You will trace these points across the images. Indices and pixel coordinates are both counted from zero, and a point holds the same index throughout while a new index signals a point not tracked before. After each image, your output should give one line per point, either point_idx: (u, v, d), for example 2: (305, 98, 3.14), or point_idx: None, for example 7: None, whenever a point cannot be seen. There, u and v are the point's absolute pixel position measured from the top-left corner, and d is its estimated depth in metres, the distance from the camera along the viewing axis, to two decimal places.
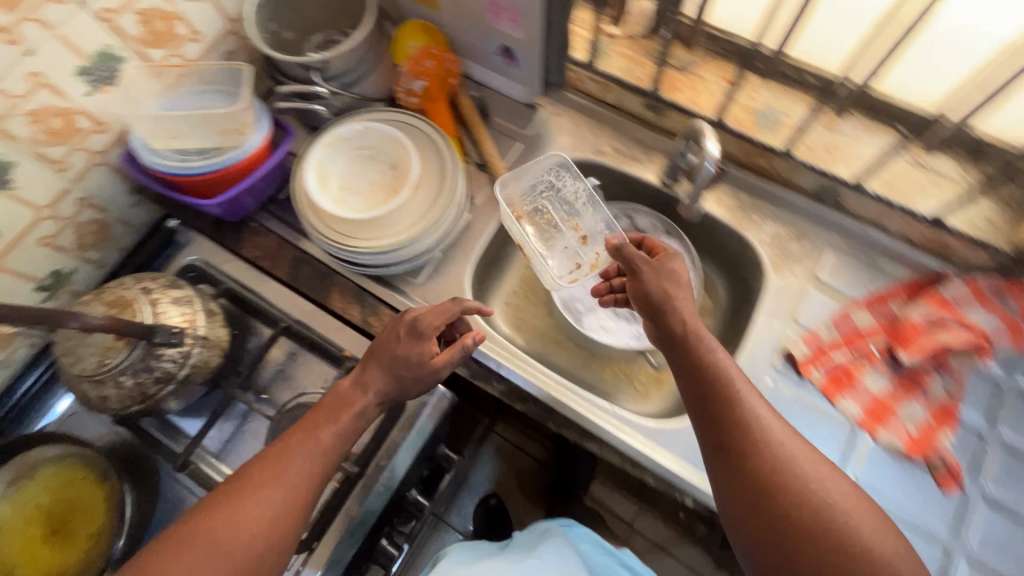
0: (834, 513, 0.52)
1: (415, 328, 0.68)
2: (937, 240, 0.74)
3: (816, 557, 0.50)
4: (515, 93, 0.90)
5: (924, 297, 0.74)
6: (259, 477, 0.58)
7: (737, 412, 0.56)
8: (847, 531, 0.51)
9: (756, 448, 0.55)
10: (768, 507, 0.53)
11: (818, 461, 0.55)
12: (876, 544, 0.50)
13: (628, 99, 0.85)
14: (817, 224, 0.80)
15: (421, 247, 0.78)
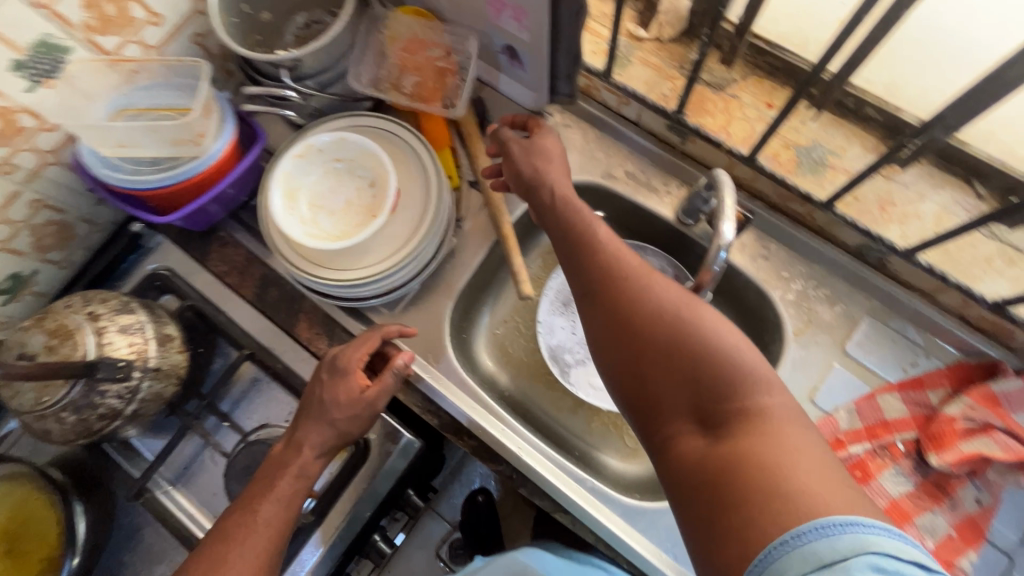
0: (707, 338, 0.48)
1: (337, 367, 0.64)
2: (998, 326, 0.62)
3: (677, 402, 0.48)
4: (521, 99, 0.78)
5: (970, 391, 0.63)
6: (221, 551, 0.55)
7: (616, 284, 0.53)
8: (727, 365, 0.46)
9: (627, 301, 0.52)
10: (633, 356, 0.50)
11: (702, 308, 0.50)
12: (746, 366, 0.46)
13: (649, 116, 0.72)
14: (854, 286, 0.69)
15: (397, 280, 0.70)
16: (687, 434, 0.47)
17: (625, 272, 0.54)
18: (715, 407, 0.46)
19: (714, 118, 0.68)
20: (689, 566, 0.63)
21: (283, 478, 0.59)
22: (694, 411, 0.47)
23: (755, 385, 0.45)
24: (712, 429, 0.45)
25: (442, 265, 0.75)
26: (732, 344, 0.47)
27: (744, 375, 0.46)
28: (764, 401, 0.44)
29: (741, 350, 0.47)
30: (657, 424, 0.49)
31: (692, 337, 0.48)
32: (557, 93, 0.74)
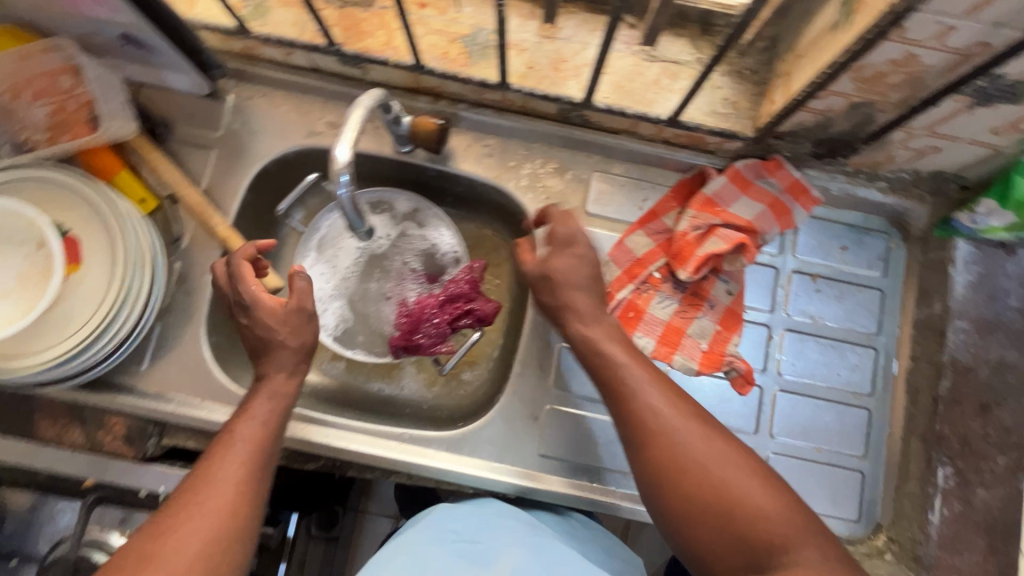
0: (761, 527, 0.49)
1: (242, 302, 0.58)
2: (690, 136, 0.67)
3: (728, 540, 0.49)
4: (185, 87, 0.70)
5: (691, 203, 0.68)
6: (191, 491, 0.48)
7: (654, 420, 0.54)
8: (767, 525, 0.49)
9: (671, 449, 0.52)
10: (683, 501, 0.51)
11: (730, 459, 0.52)
12: (783, 524, 0.49)
13: (318, 58, 0.67)
14: (574, 149, 0.71)
15: (120, 333, 0.62)
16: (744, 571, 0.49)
17: (655, 421, 0.53)
18: (766, 549, 0.48)
19: (374, 38, 0.65)
20: (523, 463, 0.65)
21: (261, 398, 0.55)
22: (745, 562, 0.49)
23: (795, 541, 0.48)
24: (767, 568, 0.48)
25: (177, 296, 0.67)
26: (756, 488, 0.51)
27: (780, 540, 0.48)
28: (802, 555, 0.47)
29: (765, 498, 0.50)
30: (707, 561, 0.51)
31: (711, 474, 0.51)
32: (209, 67, 0.68)
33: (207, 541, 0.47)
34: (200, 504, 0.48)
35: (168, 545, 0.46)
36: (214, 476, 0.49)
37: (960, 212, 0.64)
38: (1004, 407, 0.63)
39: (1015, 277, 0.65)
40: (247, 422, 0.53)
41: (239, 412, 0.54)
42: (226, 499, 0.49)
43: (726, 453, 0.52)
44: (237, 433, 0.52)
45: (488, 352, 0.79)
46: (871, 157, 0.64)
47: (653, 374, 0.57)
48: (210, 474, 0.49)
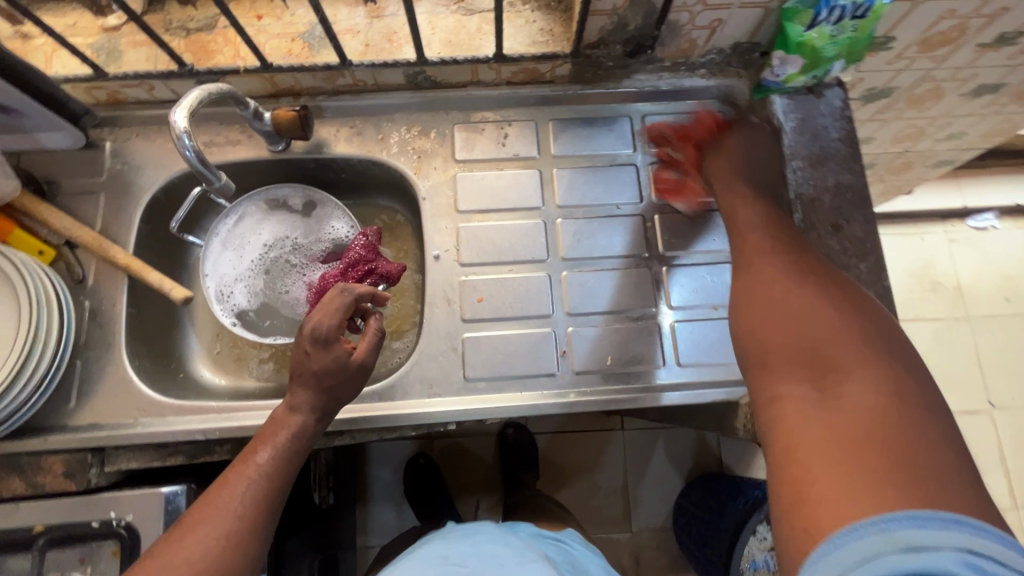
0: (836, 348, 0.46)
1: (318, 338, 0.58)
2: (525, 70, 0.75)
3: (791, 352, 0.48)
4: (61, 144, 0.74)
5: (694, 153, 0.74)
6: (204, 503, 0.53)
7: (741, 220, 0.63)
8: (823, 337, 0.47)
9: (777, 283, 0.53)
10: (754, 310, 0.53)
11: (821, 295, 0.50)
12: (840, 350, 0.45)
13: (177, 86, 0.73)
14: (432, 110, 0.78)
15: (38, 372, 0.64)
16: (798, 391, 0.45)
17: (762, 262, 0.56)
18: (828, 379, 0.44)
19: (222, 53, 0.71)
20: (452, 391, 0.69)
21: (280, 433, 0.58)
22: (808, 374, 0.46)
23: (846, 371, 0.44)
24: (826, 385, 0.44)
25: (91, 330, 0.70)
26: (840, 323, 0.47)
27: (840, 365, 0.45)
28: (854, 388, 0.43)
29: (833, 318, 0.48)
30: (769, 387, 0.48)
31: (815, 324, 0.48)
32: (78, 116, 0.73)
33: (230, 537, 0.52)
34: (227, 502, 0.53)
35: (195, 531, 0.51)
36: (242, 476, 0.55)
37: (765, 71, 0.73)
38: (853, 222, 0.70)
39: (829, 113, 0.74)
40: (281, 432, 0.58)
41: (256, 443, 0.58)
42: (252, 499, 0.54)
43: (820, 299, 0.49)
44: (267, 441, 0.57)
45: (411, 316, 0.83)
46: (677, 45, 0.73)
47: (773, 221, 0.61)
48: (218, 498, 0.53)
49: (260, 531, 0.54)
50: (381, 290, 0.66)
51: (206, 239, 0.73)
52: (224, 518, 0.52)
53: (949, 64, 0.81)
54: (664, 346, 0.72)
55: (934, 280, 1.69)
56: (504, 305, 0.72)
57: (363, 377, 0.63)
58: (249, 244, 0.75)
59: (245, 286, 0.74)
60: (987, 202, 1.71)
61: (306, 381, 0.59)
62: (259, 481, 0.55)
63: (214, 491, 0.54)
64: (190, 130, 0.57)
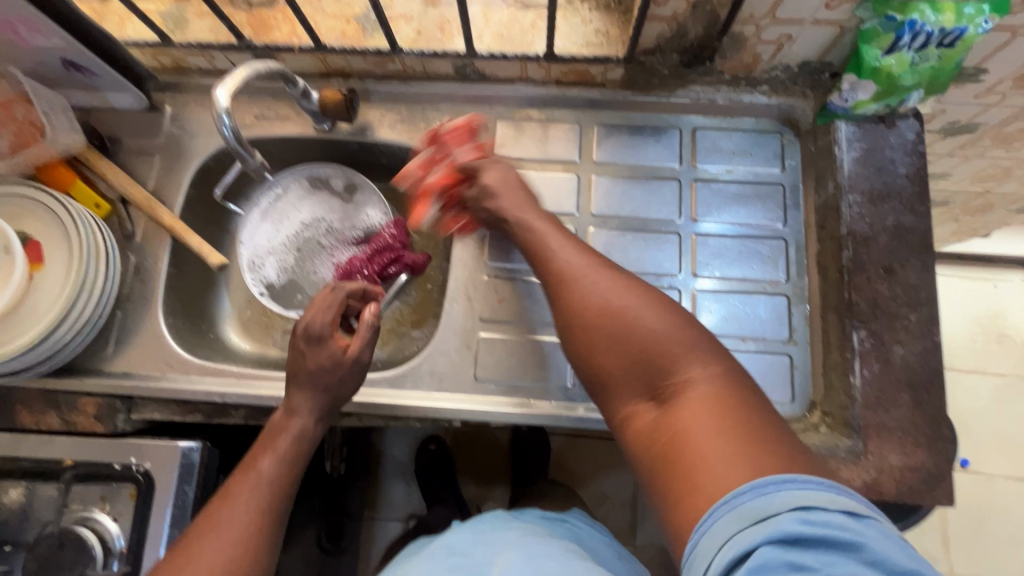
0: (666, 349, 0.49)
1: (311, 336, 0.62)
2: (576, 70, 0.73)
3: (630, 370, 0.50)
4: (126, 104, 0.79)
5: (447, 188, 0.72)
6: (212, 512, 0.55)
7: (547, 249, 0.60)
8: (644, 335, 0.50)
9: (590, 313, 0.53)
10: (602, 343, 0.51)
11: (629, 295, 0.52)
12: (667, 343, 0.49)
13: (234, 59, 0.75)
14: (477, 103, 0.78)
15: (81, 318, 0.69)
16: (646, 411, 0.49)
17: (574, 277, 0.56)
18: (662, 380, 0.49)
19: (280, 30, 0.73)
20: (460, 389, 0.69)
21: (285, 438, 0.61)
22: (647, 388, 0.49)
23: (685, 361, 0.48)
24: (663, 397, 0.48)
25: (133, 284, 0.74)
26: (660, 321, 0.50)
27: (675, 358, 0.49)
28: (693, 375, 0.47)
29: (660, 317, 0.51)
30: (620, 404, 0.51)
31: (643, 330, 0.50)
32: (143, 78, 0.77)
33: (245, 540, 0.54)
34: (237, 508, 0.55)
35: (209, 540, 0.53)
36: (248, 484, 0.57)
37: (832, 94, 0.68)
38: (908, 267, 0.65)
39: (899, 147, 0.68)
40: (281, 437, 0.61)
41: (260, 450, 0.61)
42: (260, 504, 0.57)
43: (646, 301, 0.52)
44: (271, 449, 0.60)
45: (434, 307, 0.84)
46: (739, 58, 0.69)
47: (551, 227, 0.62)
48: (224, 508, 0.56)
49: (274, 529, 0.57)
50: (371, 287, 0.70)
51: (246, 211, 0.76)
52: (237, 523, 0.54)
53: None
54: None
55: (1002, 332, 1.56)
56: (524, 309, 0.71)
57: (360, 374, 0.65)
58: (286, 221, 0.77)
59: (276, 260, 0.76)
60: None
61: (299, 382, 0.62)
62: (264, 487, 0.58)
63: (222, 500, 0.56)
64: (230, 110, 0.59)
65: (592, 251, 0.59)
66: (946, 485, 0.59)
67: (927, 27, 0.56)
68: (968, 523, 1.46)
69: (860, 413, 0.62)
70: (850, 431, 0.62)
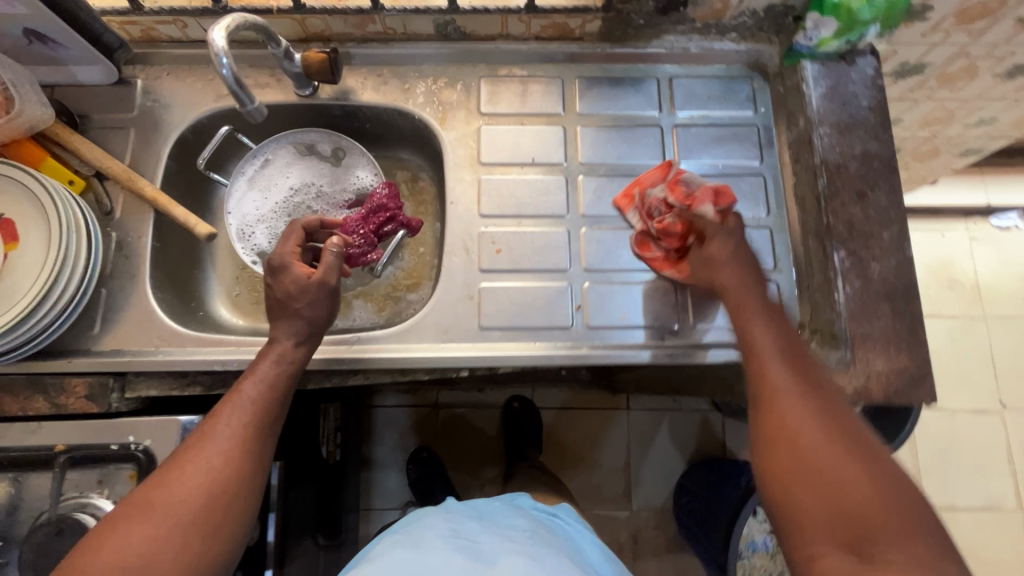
0: (877, 516, 0.43)
1: (274, 268, 0.62)
2: (555, 25, 0.75)
3: (823, 509, 0.45)
4: (95, 79, 0.76)
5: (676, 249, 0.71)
6: (198, 435, 0.55)
7: (765, 366, 0.54)
8: (847, 487, 0.45)
9: (795, 458, 0.48)
10: (794, 489, 0.46)
11: (830, 437, 0.48)
12: (879, 515, 0.43)
13: (209, 25, 0.74)
14: (460, 62, 0.79)
15: (64, 296, 0.66)
16: (832, 558, 0.43)
17: (787, 423, 0.49)
18: (864, 539, 0.42)
19: None
20: (466, 338, 0.70)
21: (265, 362, 0.60)
22: (843, 535, 0.43)
23: (897, 533, 0.42)
24: (868, 556, 0.41)
25: (117, 260, 0.72)
26: (882, 484, 0.44)
27: (876, 534, 0.42)
28: (898, 553, 0.41)
29: (870, 477, 0.45)
30: (802, 538, 0.45)
31: (844, 477, 0.45)
32: (112, 50, 0.74)
33: (228, 461, 0.53)
34: (220, 430, 0.55)
35: (193, 460, 0.52)
36: (233, 408, 0.57)
37: (797, 34, 0.72)
38: (878, 190, 0.70)
39: (860, 81, 0.73)
40: (263, 364, 0.60)
41: (243, 376, 0.60)
42: (243, 425, 0.56)
43: (840, 452, 0.47)
44: (252, 374, 0.59)
45: (429, 270, 0.84)
46: (710, 5, 0.72)
47: (784, 350, 0.55)
48: (210, 429, 0.55)
49: (259, 454, 0.56)
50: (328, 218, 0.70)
51: (233, 179, 0.75)
52: (220, 443, 0.54)
53: (985, 39, 0.79)
54: (680, 305, 0.71)
55: (953, 277, 1.67)
56: (522, 257, 0.73)
57: (332, 298, 0.64)
58: (275, 188, 0.76)
59: (267, 227, 0.75)
60: (1013, 201, 1.68)
61: (275, 311, 0.63)
62: (248, 411, 0.57)
63: (205, 425, 0.55)
64: (228, 51, 0.57)
65: (824, 379, 0.54)
66: (929, 383, 0.64)
67: None
68: (936, 456, 1.55)
69: (848, 325, 0.66)
70: (840, 343, 0.66)
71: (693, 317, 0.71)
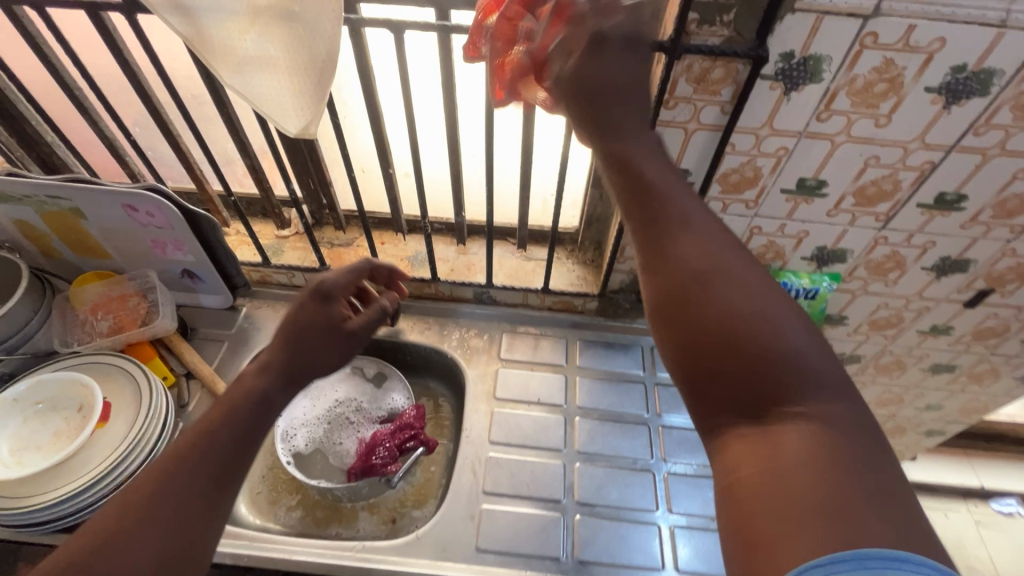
0: (777, 368, 0.42)
1: (325, 294, 0.68)
2: (564, 301, 1.01)
3: (732, 387, 0.43)
4: (213, 303, 1.00)
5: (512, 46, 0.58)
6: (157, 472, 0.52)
7: (639, 176, 0.52)
8: (760, 334, 0.43)
9: (706, 301, 0.45)
10: (709, 315, 0.45)
11: (758, 281, 0.46)
12: (797, 353, 0.42)
13: (311, 277, 1.01)
14: (487, 319, 1.02)
15: (122, 474, 0.75)
16: (739, 428, 0.42)
17: (691, 270, 0.46)
18: (766, 403, 0.42)
19: (350, 261, 1.01)
20: (464, 558, 0.75)
21: (243, 399, 0.59)
22: (744, 408, 0.42)
23: (797, 389, 0.41)
24: (762, 420, 0.42)
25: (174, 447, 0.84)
26: (810, 346, 0.43)
27: (789, 382, 0.41)
28: (806, 409, 0.41)
29: (789, 325, 0.43)
30: (710, 417, 0.44)
31: (756, 335, 0.43)
32: (237, 286, 1.00)
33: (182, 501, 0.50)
34: (182, 467, 0.52)
35: (156, 492, 0.50)
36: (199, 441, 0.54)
37: None
38: None
39: None
40: (246, 395, 0.59)
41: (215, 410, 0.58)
42: (212, 453, 0.54)
43: (772, 296, 0.45)
44: (225, 416, 0.57)
45: (435, 488, 0.92)
46: None
47: (676, 183, 0.52)
48: (174, 463, 0.52)
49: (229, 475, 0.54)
50: (397, 269, 0.83)
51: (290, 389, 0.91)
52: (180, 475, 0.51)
53: (900, 342, 1.02)
54: (661, 547, 0.77)
55: (969, 565, 1.60)
56: (523, 484, 0.82)
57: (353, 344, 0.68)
58: (320, 400, 0.91)
59: (307, 432, 0.88)
60: (1006, 486, 1.71)
61: (285, 341, 0.64)
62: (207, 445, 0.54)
63: (176, 454, 0.53)
64: None
65: (716, 219, 0.51)
66: None
67: (796, 285, 0.87)
68: None
69: None
70: None
71: (674, 561, 0.76)
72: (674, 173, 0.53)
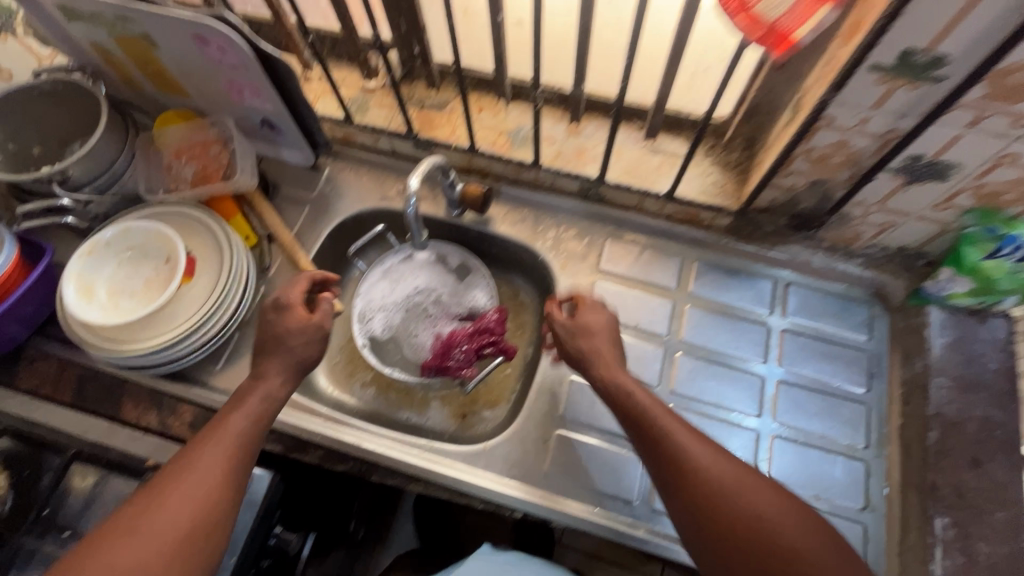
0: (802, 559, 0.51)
1: (280, 304, 0.67)
2: (688, 212, 0.82)
3: None
4: (295, 160, 0.91)
5: None
6: (178, 468, 0.55)
7: (628, 397, 0.60)
8: (775, 536, 0.52)
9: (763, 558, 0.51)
10: (737, 540, 0.52)
11: (745, 469, 0.56)
12: (798, 541, 0.52)
13: (397, 143, 0.88)
14: (590, 219, 0.86)
15: (208, 333, 0.75)
16: None
17: (705, 467, 0.55)
18: None
19: (442, 129, 0.86)
20: (531, 480, 0.71)
21: (254, 396, 0.62)
22: None
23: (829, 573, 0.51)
24: None
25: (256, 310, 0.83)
26: (812, 538, 0.52)
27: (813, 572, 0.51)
28: None
29: (788, 513, 0.53)
30: None
31: (776, 543, 0.52)
32: (317, 145, 0.87)
33: (197, 510, 0.53)
34: (201, 467, 0.55)
35: (165, 497, 0.53)
36: (219, 441, 0.57)
37: (927, 281, 0.73)
38: (994, 462, 0.66)
39: (990, 342, 0.71)
40: (251, 397, 0.62)
41: (230, 406, 0.61)
42: (227, 463, 0.56)
43: (775, 491, 0.55)
44: (238, 408, 0.60)
45: (509, 391, 0.87)
46: (843, 233, 0.76)
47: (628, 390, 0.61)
48: (190, 460, 0.56)
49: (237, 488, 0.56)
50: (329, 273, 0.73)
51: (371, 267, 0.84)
52: (197, 482, 0.54)
53: None
54: None
55: None
56: (605, 417, 0.74)
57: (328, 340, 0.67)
58: (401, 286, 0.85)
59: (385, 317, 0.84)
60: None
61: (270, 347, 0.65)
62: (222, 450, 0.57)
63: (185, 457, 0.56)
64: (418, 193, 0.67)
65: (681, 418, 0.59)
66: None
67: None
68: None
69: None
70: None
71: None
72: (650, 396, 0.61)
